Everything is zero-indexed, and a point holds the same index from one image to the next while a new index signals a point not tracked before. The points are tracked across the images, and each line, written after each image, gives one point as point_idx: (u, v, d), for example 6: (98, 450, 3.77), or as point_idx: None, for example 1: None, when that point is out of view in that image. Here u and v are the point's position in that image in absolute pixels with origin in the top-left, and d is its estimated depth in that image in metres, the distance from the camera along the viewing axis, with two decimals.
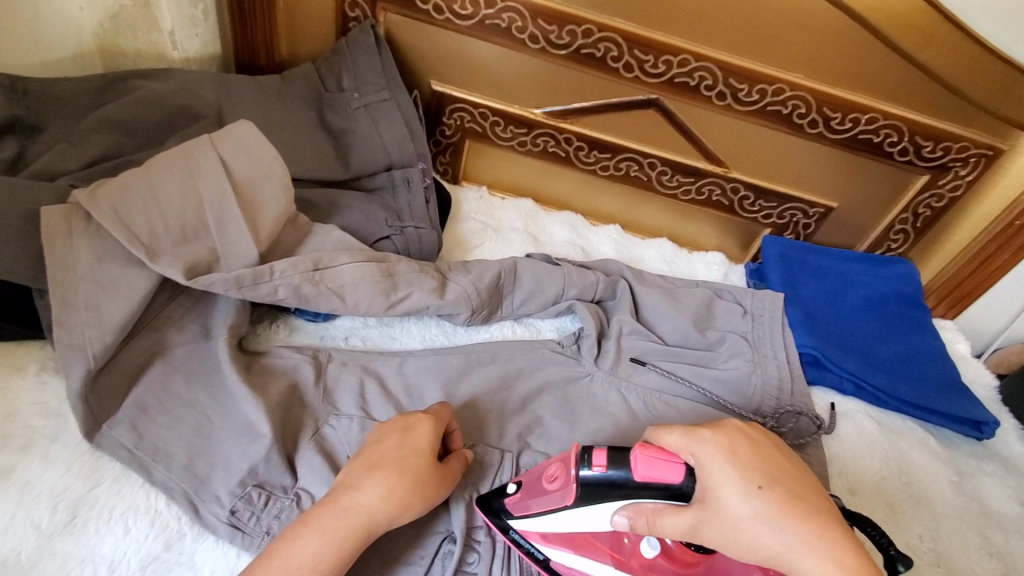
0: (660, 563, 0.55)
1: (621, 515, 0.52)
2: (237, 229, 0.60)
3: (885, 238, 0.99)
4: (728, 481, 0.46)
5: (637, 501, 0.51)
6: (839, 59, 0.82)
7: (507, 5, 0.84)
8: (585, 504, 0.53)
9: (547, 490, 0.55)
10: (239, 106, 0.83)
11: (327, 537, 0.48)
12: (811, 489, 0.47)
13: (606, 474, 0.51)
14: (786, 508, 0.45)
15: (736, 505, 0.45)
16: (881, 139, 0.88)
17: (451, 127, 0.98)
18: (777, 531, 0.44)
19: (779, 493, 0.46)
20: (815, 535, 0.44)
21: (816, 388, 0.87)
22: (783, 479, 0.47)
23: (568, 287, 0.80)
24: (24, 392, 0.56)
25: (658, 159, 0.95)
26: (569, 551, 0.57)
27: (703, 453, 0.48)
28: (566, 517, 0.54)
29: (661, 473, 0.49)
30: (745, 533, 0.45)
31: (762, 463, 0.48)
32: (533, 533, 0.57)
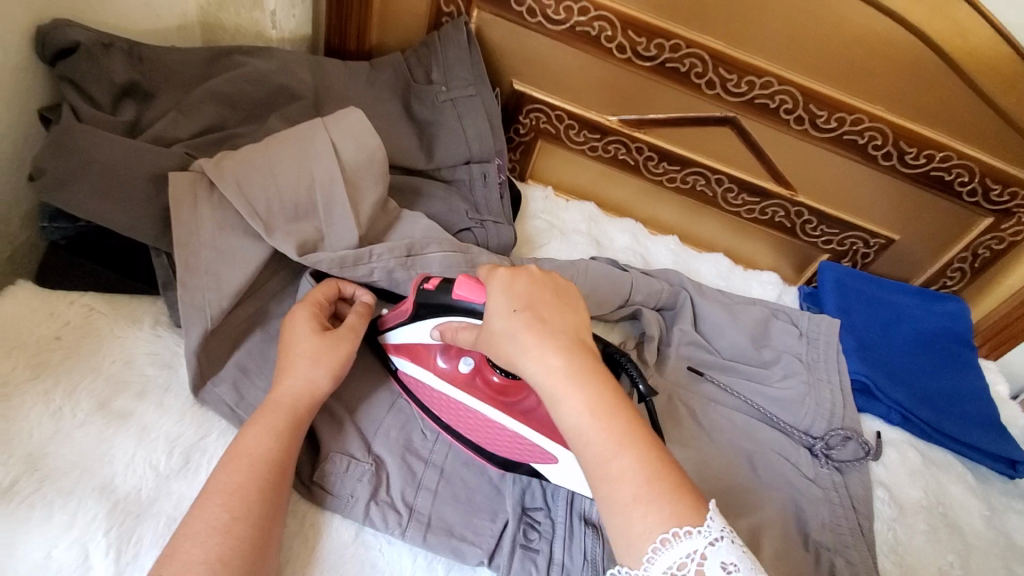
0: (477, 383, 0.63)
1: (437, 331, 0.60)
2: (342, 212, 0.64)
3: (941, 275, 1.00)
4: (499, 304, 0.50)
5: (447, 320, 0.59)
6: (921, 95, 0.83)
7: (599, 14, 0.86)
8: (415, 318, 0.62)
9: (403, 304, 0.65)
10: (333, 91, 0.87)
11: (268, 430, 0.53)
12: (562, 316, 0.51)
13: (431, 291, 0.61)
14: (536, 326, 0.48)
15: (495, 325, 0.50)
16: (951, 178, 0.89)
17: (525, 127, 1.01)
18: (519, 339, 0.48)
19: (529, 315, 0.49)
20: (547, 347, 0.47)
21: (863, 416, 0.88)
22: (544, 308, 0.50)
23: (634, 293, 0.83)
24: (139, 342, 0.60)
25: (725, 176, 0.97)
26: (406, 359, 0.65)
27: (490, 287, 0.53)
28: (407, 331, 0.64)
29: (476, 298, 0.56)
30: (512, 348, 0.48)
31: (529, 294, 0.51)
32: (390, 344, 0.66)
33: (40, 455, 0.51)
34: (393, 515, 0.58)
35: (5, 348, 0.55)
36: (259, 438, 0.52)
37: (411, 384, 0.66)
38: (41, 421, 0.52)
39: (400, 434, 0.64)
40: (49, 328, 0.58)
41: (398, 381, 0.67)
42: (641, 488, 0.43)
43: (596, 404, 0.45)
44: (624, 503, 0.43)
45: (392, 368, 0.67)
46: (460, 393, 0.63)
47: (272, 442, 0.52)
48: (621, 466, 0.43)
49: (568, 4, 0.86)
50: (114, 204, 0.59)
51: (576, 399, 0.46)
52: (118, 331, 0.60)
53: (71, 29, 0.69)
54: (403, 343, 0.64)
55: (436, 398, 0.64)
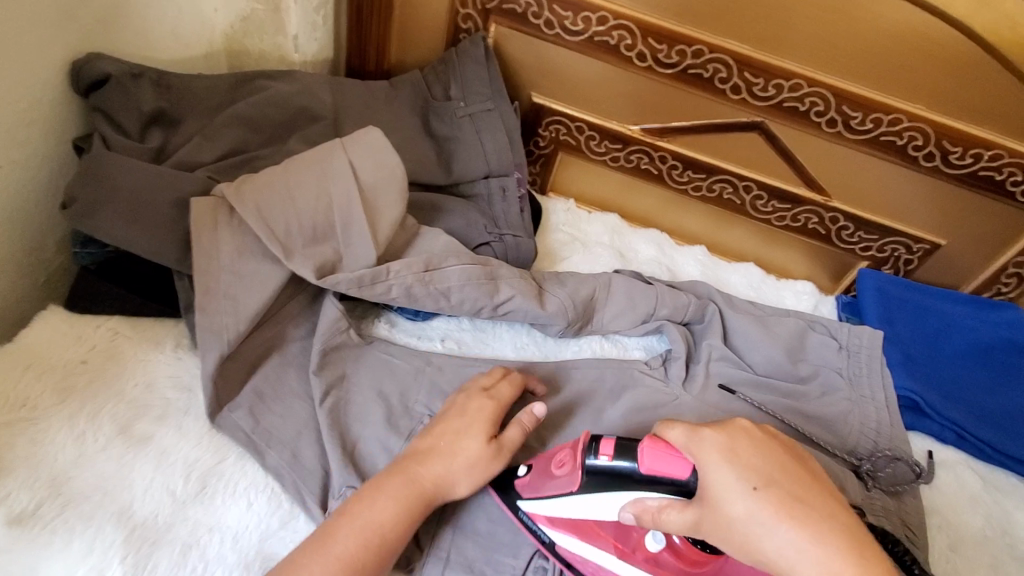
0: (666, 560, 0.54)
1: (629, 511, 0.51)
2: (359, 231, 0.63)
3: (995, 280, 0.94)
4: (729, 481, 0.44)
5: (641, 498, 0.50)
6: (966, 92, 0.78)
7: (619, 23, 0.84)
8: (588, 493, 0.53)
9: (554, 472, 0.56)
10: (352, 111, 0.88)
11: (393, 502, 0.51)
12: (810, 494, 0.44)
13: (609, 467, 0.51)
14: (787, 509, 0.42)
15: (733, 508, 0.43)
16: (1003, 178, 0.83)
17: (545, 139, 1.00)
18: (779, 530, 0.42)
19: (776, 493, 0.43)
20: (823, 539, 0.41)
21: (913, 435, 0.82)
22: (784, 481, 0.44)
23: (660, 307, 0.79)
24: (161, 365, 0.61)
25: (754, 182, 0.94)
26: (573, 536, 0.56)
27: (705, 458, 0.46)
28: (570, 505, 0.54)
29: (668, 469, 0.48)
30: (763, 539, 0.42)
31: (763, 464, 0.45)
32: (539, 515, 0.57)
33: (63, 479, 0.52)
34: (413, 552, 0.56)
35: (34, 371, 0.56)
36: (392, 515, 0.50)
37: (577, 561, 0.57)
38: (66, 445, 0.53)
39: None
40: (76, 352, 0.59)
41: (552, 555, 0.57)
42: None
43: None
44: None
45: (539, 537, 0.57)
46: (646, 574, 0.54)
47: (392, 518, 0.50)
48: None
49: (586, 14, 0.85)
50: (139, 229, 0.61)
51: None
52: (141, 355, 0.61)
53: (102, 62, 0.71)
54: (569, 518, 0.56)
55: None
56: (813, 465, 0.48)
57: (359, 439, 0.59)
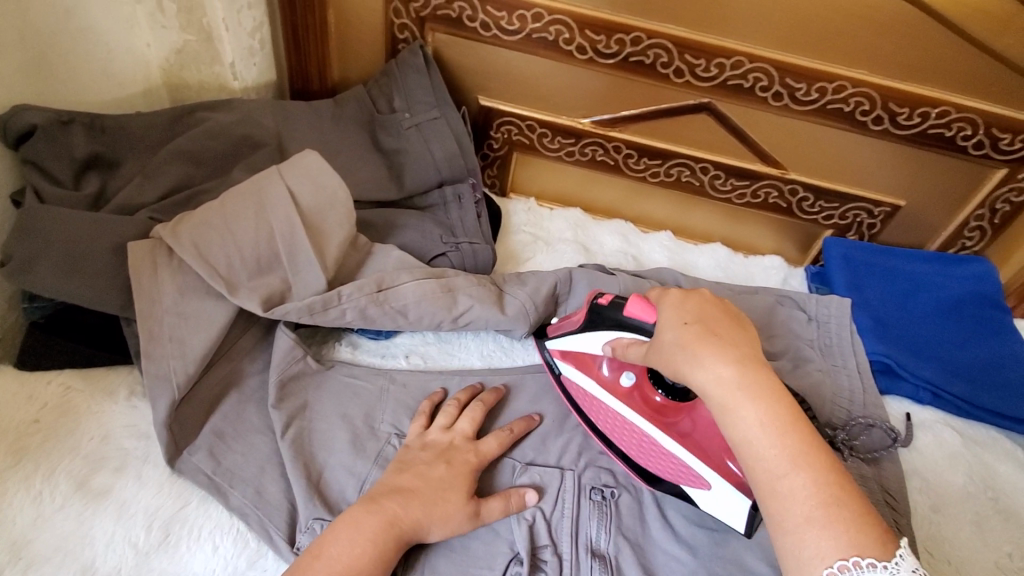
0: (636, 399, 0.62)
1: (607, 344, 0.60)
2: (306, 259, 0.62)
3: (959, 236, 0.94)
4: (669, 318, 0.50)
5: (619, 336, 0.59)
6: (905, 52, 0.78)
7: (555, 18, 0.83)
8: (586, 330, 0.63)
9: (573, 315, 0.67)
10: (297, 133, 0.87)
11: (360, 535, 0.50)
12: (734, 331, 0.48)
13: (603, 305, 0.61)
14: (705, 338, 0.47)
15: (665, 335, 0.50)
16: (953, 134, 0.83)
17: (498, 141, 0.99)
18: (689, 349, 0.47)
19: (700, 326, 0.48)
20: (727, 356, 0.46)
21: (888, 398, 0.82)
22: (715, 322, 0.49)
23: (624, 298, 0.78)
24: (116, 415, 0.60)
25: (710, 163, 0.93)
26: (572, 366, 0.66)
27: (662, 305, 0.52)
28: (576, 341, 0.65)
29: (642, 317, 0.55)
30: (682, 361, 0.47)
31: (701, 309, 0.50)
32: (557, 351, 0.68)
33: (23, 542, 0.51)
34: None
35: None
36: (356, 547, 0.49)
37: (575, 394, 0.67)
38: (23, 508, 0.52)
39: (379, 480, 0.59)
40: (28, 411, 0.58)
41: (560, 384, 0.69)
42: (813, 511, 0.41)
43: (770, 419, 0.43)
44: (795, 524, 0.41)
45: (556, 372, 0.69)
46: (618, 404, 0.63)
47: (365, 549, 0.49)
48: (792, 485, 0.42)
49: (521, 12, 0.84)
50: (79, 280, 0.60)
51: (749, 416, 0.44)
52: (95, 407, 0.60)
53: (28, 112, 0.69)
54: (570, 352, 0.66)
55: (601, 410, 0.64)
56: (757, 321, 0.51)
57: (325, 467, 0.59)
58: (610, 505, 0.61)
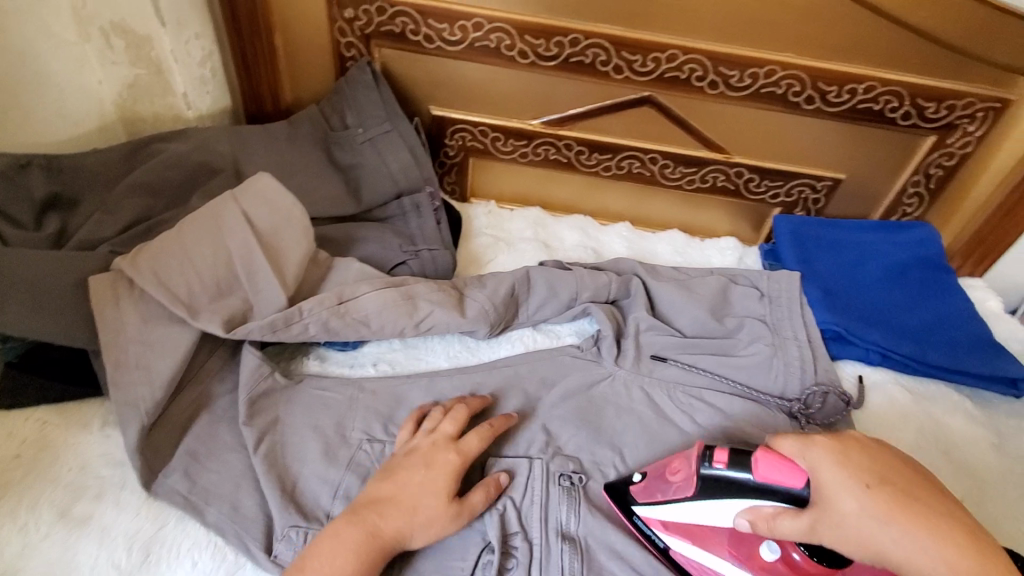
0: (780, 569, 0.55)
1: (744, 518, 0.52)
2: (265, 277, 0.65)
3: (899, 203, 0.98)
4: (839, 480, 0.46)
5: (756, 506, 0.51)
6: (827, 33, 0.82)
7: (494, 26, 0.86)
8: (706, 498, 0.54)
9: (672, 474, 0.58)
10: (254, 157, 0.88)
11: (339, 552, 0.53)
12: (924, 497, 0.44)
13: (724, 471, 0.52)
14: (899, 509, 0.43)
15: (844, 504, 0.45)
16: (881, 107, 0.87)
17: (454, 148, 1.02)
18: (888, 525, 0.43)
19: (888, 493, 0.44)
20: (939, 539, 0.42)
21: (842, 363, 0.86)
22: (895, 480, 0.45)
23: (581, 290, 0.82)
24: (92, 445, 0.62)
25: (658, 153, 0.97)
26: (682, 539, 0.58)
27: (814, 458, 0.48)
28: (689, 510, 0.55)
29: (787, 479, 0.49)
30: (881, 538, 0.43)
31: (873, 467, 0.46)
32: (654, 521, 0.59)
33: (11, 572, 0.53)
34: None
35: None
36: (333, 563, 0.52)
37: (694, 568, 0.58)
38: (6, 541, 0.54)
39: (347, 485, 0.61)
40: (9, 446, 0.60)
41: (666, 561, 0.59)
42: None
43: (958, 564, 0.40)
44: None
45: (652, 540, 0.60)
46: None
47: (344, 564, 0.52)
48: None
49: (461, 23, 0.87)
50: (44, 318, 0.61)
51: None
52: (71, 439, 0.62)
53: None
54: (677, 522, 0.58)
55: None
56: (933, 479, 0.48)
57: (299, 476, 0.61)
58: (577, 489, 0.64)
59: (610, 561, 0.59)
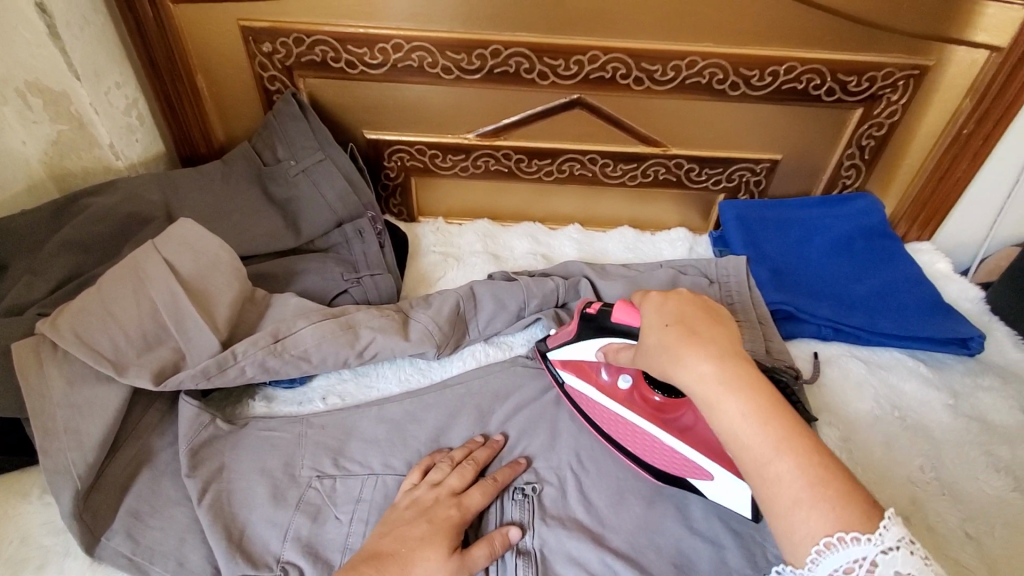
0: (636, 398, 0.68)
1: (601, 351, 0.66)
2: (195, 323, 0.64)
3: (838, 176, 1.00)
4: (652, 321, 0.53)
5: (610, 342, 0.64)
6: (740, 19, 0.83)
7: (413, 45, 0.86)
8: (579, 338, 0.68)
9: (568, 326, 0.71)
10: (186, 199, 0.87)
11: None
12: (715, 330, 0.49)
13: (594, 314, 0.66)
14: (684, 335, 0.49)
15: (650, 339, 0.52)
16: (804, 85, 0.88)
17: (394, 170, 1.01)
18: (668, 349, 0.49)
19: (680, 326, 0.50)
20: (706, 353, 0.47)
21: (795, 341, 0.86)
22: (694, 321, 0.50)
23: (528, 299, 0.81)
24: (31, 515, 0.60)
25: (596, 153, 0.97)
26: (573, 375, 0.71)
27: (643, 308, 0.56)
28: (571, 350, 0.70)
29: (629, 320, 0.61)
30: (664, 359, 0.49)
31: (682, 309, 0.52)
32: (560, 361, 0.72)
33: None
34: None
35: None
36: None
37: (579, 399, 0.70)
38: None
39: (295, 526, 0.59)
40: None
41: (565, 395, 0.72)
42: (803, 493, 0.41)
43: (725, 375, 0.45)
44: (785, 506, 0.41)
45: (557, 380, 0.72)
46: (618, 403, 0.68)
47: None
48: (779, 470, 0.42)
49: (380, 45, 0.86)
50: None
51: (730, 408, 0.44)
52: (10, 511, 0.60)
53: None
54: (571, 362, 0.71)
55: (603, 412, 0.68)
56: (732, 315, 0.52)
57: (247, 523, 0.60)
58: (532, 501, 0.63)
59: (565, 567, 0.58)
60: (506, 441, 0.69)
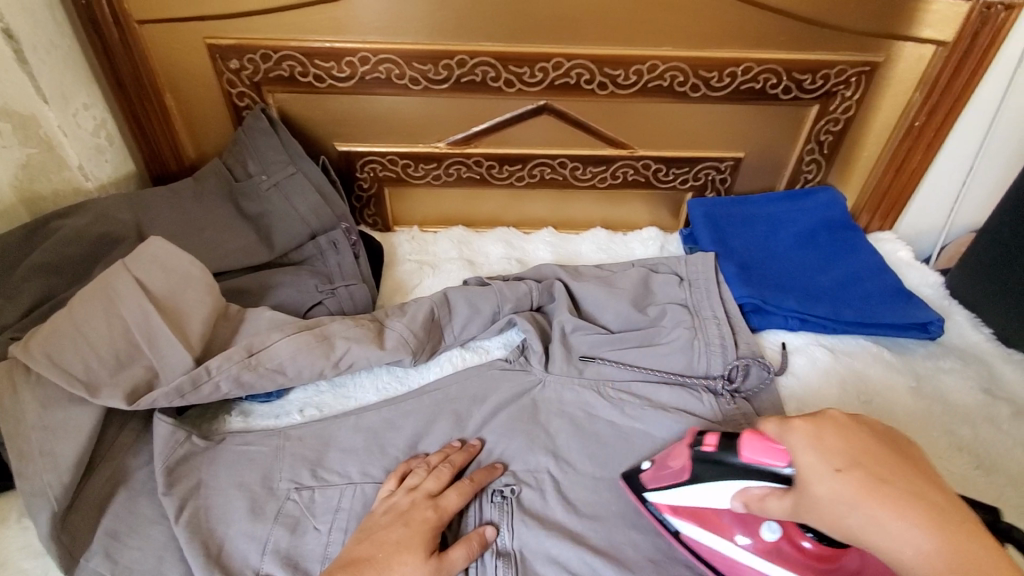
0: (787, 550, 0.54)
1: (737, 502, 0.52)
2: (167, 341, 0.64)
3: (800, 171, 1.02)
4: (815, 464, 0.43)
5: (745, 488, 0.52)
6: (697, 23, 0.85)
7: (380, 58, 0.87)
8: (697, 482, 0.56)
9: (671, 463, 0.60)
10: (159, 218, 0.87)
11: None
12: (904, 474, 0.41)
13: (714, 451, 0.55)
14: (873, 493, 0.40)
15: (821, 491, 0.42)
16: (762, 85, 0.91)
17: (366, 181, 1.02)
18: (858, 510, 0.40)
19: (859, 475, 0.41)
20: (917, 522, 0.38)
21: (765, 333, 0.88)
22: (873, 463, 0.42)
23: (502, 303, 0.82)
24: (8, 540, 0.60)
25: (566, 157, 0.99)
26: (694, 525, 0.58)
27: (792, 443, 0.46)
28: (690, 494, 0.57)
29: (767, 458, 0.49)
30: (852, 524, 0.40)
31: (849, 447, 0.43)
32: (663, 505, 0.60)
33: None
34: None
35: None
36: None
37: (707, 553, 0.58)
38: None
39: (274, 538, 0.60)
40: None
41: (681, 544, 0.60)
42: None
43: (954, 552, 0.37)
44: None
45: (669, 530, 0.60)
46: (762, 561, 0.55)
47: None
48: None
49: (347, 59, 0.88)
50: None
51: None
52: None
53: None
54: (686, 507, 0.58)
55: (746, 571, 0.56)
56: (920, 452, 0.44)
57: (226, 538, 0.60)
58: (510, 502, 0.64)
59: (544, 566, 0.59)
60: (483, 444, 0.70)
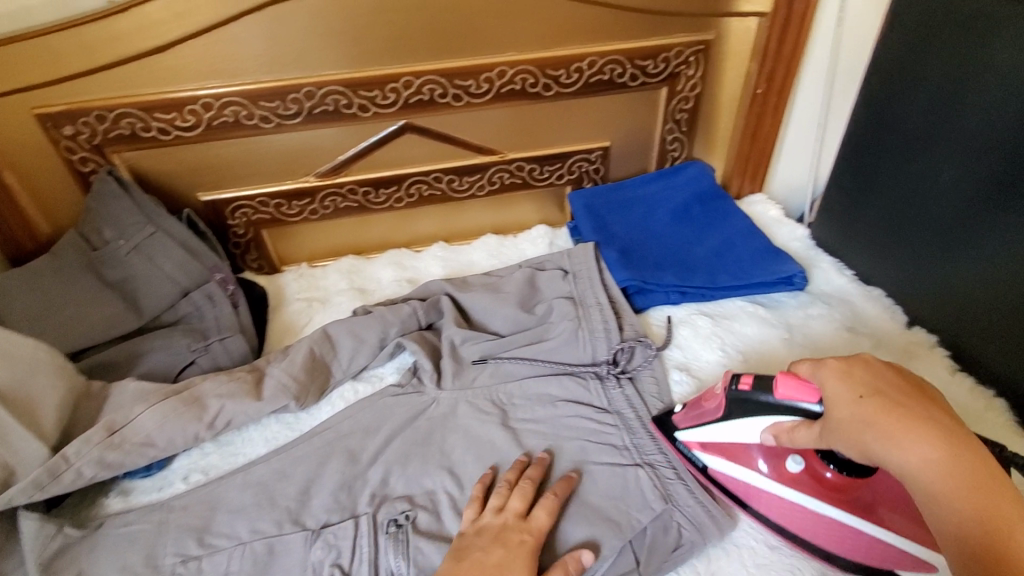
0: (806, 480, 0.63)
1: (767, 433, 0.61)
2: (18, 436, 0.61)
3: (667, 150, 1.07)
4: (842, 392, 0.53)
5: (777, 422, 0.60)
6: (534, 26, 0.88)
7: (223, 101, 0.85)
8: (736, 416, 0.63)
9: (707, 403, 0.67)
10: (12, 301, 0.81)
11: None
12: (914, 402, 0.50)
13: (748, 390, 0.62)
14: (890, 411, 0.49)
15: (840, 413, 0.52)
16: (609, 75, 0.94)
17: (241, 226, 0.99)
18: (875, 428, 0.49)
19: (879, 400, 0.50)
20: (913, 435, 0.47)
21: (651, 311, 0.92)
22: (892, 393, 0.51)
23: (386, 329, 0.82)
24: None
25: (439, 172, 1.00)
26: (722, 458, 0.67)
27: (824, 378, 0.55)
28: (718, 431, 0.66)
29: (801, 396, 0.57)
30: (872, 438, 0.49)
31: (873, 380, 0.52)
32: (695, 442, 0.69)
33: None
34: None
35: None
36: None
37: (735, 485, 0.67)
38: None
39: None
40: None
41: (709, 480, 0.68)
42: None
43: (946, 463, 0.46)
44: None
45: (694, 463, 0.69)
46: (784, 487, 0.64)
47: None
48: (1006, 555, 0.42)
49: (189, 107, 0.85)
50: None
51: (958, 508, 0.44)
52: None
53: None
54: (716, 444, 0.67)
55: (761, 498, 0.66)
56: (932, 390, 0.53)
57: None
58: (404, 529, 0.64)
59: None
60: (382, 476, 0.69)
